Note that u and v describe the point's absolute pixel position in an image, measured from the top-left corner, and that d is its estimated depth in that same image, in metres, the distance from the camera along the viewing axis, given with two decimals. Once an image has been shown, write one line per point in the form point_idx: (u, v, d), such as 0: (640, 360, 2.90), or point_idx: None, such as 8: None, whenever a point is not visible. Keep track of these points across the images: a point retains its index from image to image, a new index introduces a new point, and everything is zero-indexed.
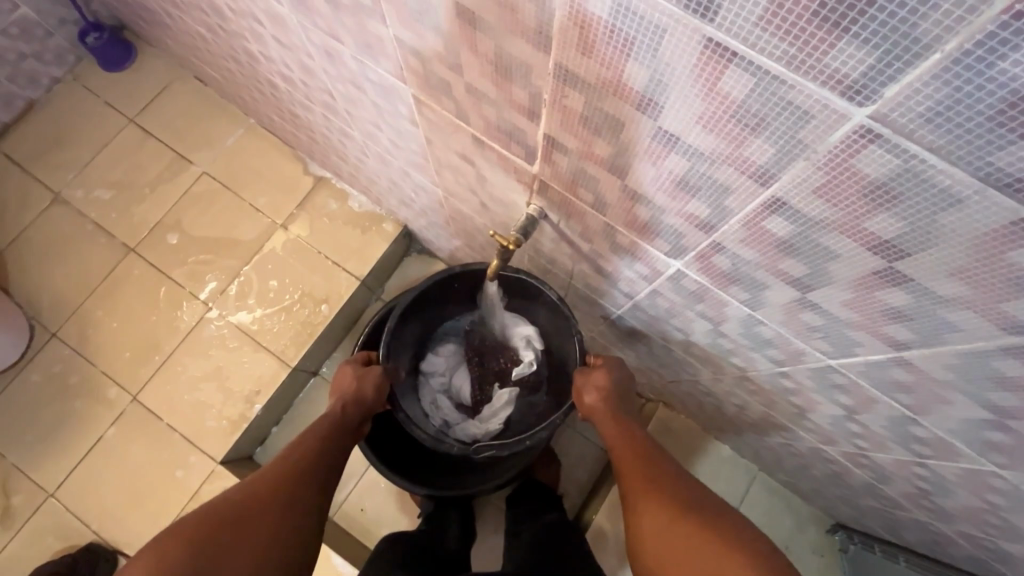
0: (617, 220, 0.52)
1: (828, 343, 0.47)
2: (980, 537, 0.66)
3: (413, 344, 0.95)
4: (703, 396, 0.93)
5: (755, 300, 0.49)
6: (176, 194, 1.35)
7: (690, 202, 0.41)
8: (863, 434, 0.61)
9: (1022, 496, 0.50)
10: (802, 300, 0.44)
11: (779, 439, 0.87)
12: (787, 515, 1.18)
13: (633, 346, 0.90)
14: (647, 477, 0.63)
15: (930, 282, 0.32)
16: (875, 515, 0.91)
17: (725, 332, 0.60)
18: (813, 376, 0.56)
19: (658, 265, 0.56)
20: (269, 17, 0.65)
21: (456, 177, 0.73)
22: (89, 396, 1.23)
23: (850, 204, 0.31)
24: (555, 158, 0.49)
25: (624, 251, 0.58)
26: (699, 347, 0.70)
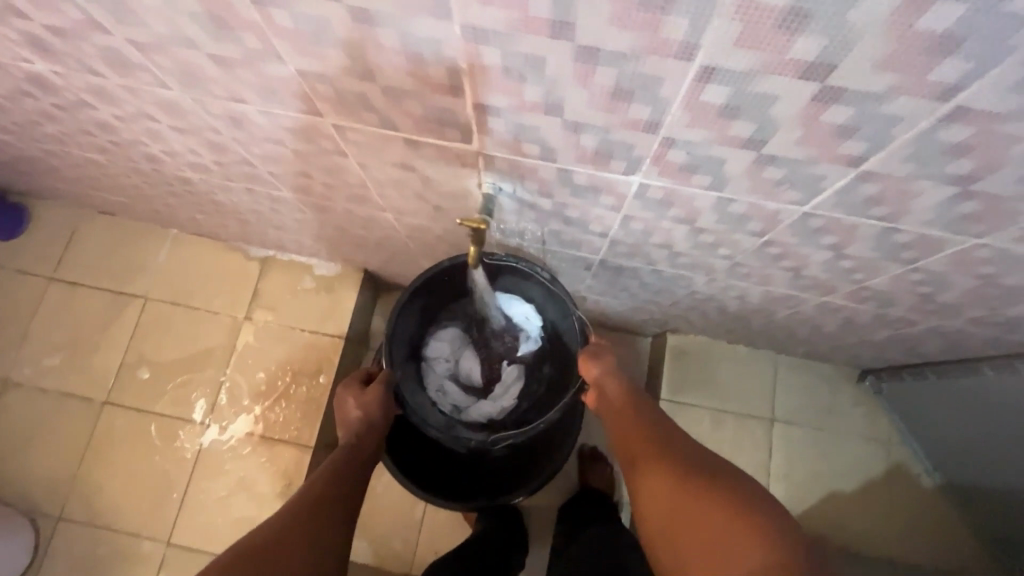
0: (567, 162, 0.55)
1: (796, 190, 0.51)
2: (981, 316, 0.72)
3: (411, 335, 0.94)
4: (704, 303, 0.96)
5: (718, 179, 0.51)
6: (129, 330, 1.30)
7: (630, 107, 0.43)
8: (856, 265, 0.65)
9: (1007, 255, 0.54)
10: (760, 158, 0.46)
11: (784, 312, 0.92)
12: (819, 383, 1.23)
13: (625, 283, 0.93)
14: (643, 450, 0.67)
15: (862, 84, 0.35)
16: (893, 344, 0.96)
17: (703, 226, 0.63)
18: (794, 231, 0.59)
19: (620, 188, 0.58)
20: (160, 106, 0.64)
21: (401, 190, 0.73)
22: (122, 560, 1.17)
23: (770, 41, 0.33)
24: (491, 125, 0.51)
25: (586, 189, 0.60)
26: (685, 253, 0.73)
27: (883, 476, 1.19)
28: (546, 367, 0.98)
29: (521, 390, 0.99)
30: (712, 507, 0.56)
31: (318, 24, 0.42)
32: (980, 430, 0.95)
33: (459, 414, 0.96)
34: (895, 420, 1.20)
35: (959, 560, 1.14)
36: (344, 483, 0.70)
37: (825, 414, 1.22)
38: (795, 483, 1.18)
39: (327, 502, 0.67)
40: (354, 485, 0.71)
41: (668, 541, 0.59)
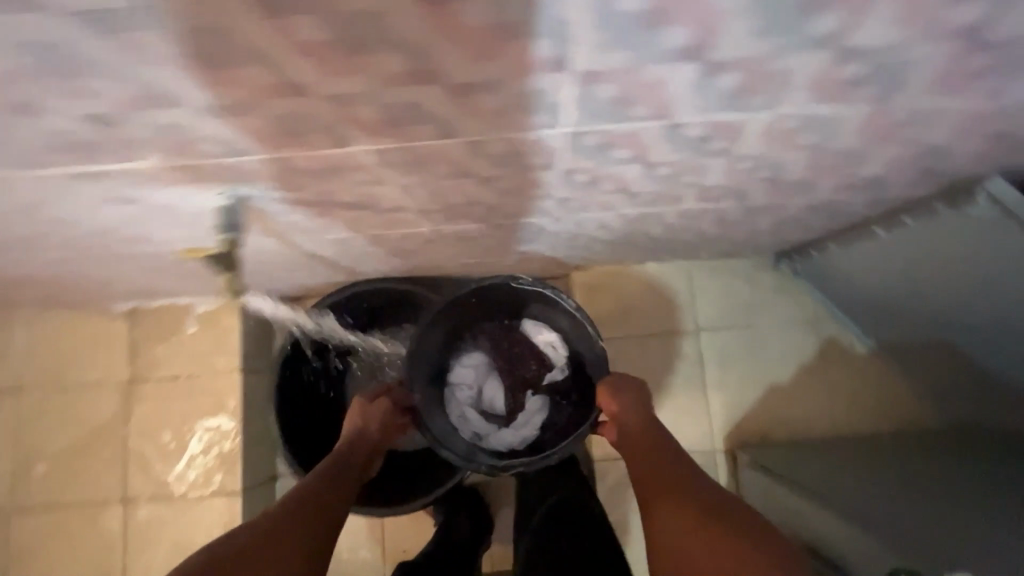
0: (504, 118, 0.60)
1: (743, 53, 0.49)
2: (853, 191, 0.88)
3: (442, 358, 1.16)
4: (644, 226, 1.03)
5: (661, 56, 0.49)
6: (104, 398, 1.45)
7: None
8: (777, 151, 0.70)
9: (914, 103, 0.59)
10: (704, 11, 0.44)
11: (698, 225, 1.05)
12: (742, 280, 1.40)
13: (571, 219, 0.95)
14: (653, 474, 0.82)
15: None
16: (798, 226, 1.11)
17: (644, 137, 0.65)
18: (727, 121, 0.62)
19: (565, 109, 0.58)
20: (41, 127, 0.56)
21: (341, 170, 0.71)
22: None
23: None
24: (423, 61, 0.49)
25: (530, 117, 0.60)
26: (630, 170, 0.76)
27: (818, 349, 1.38)
28: (569, 398, 1.18)
29: (542, 420, 1.18)
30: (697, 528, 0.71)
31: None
32: (883, 288, 1.12)
33: (480, 439, 1.15)
34: (816, 297, 1.39)
35: (899, 407, 1.34)
36: (325, 489, 0.79)
37: (751, 305, 1.39)
38: (730, 368, 1.38)
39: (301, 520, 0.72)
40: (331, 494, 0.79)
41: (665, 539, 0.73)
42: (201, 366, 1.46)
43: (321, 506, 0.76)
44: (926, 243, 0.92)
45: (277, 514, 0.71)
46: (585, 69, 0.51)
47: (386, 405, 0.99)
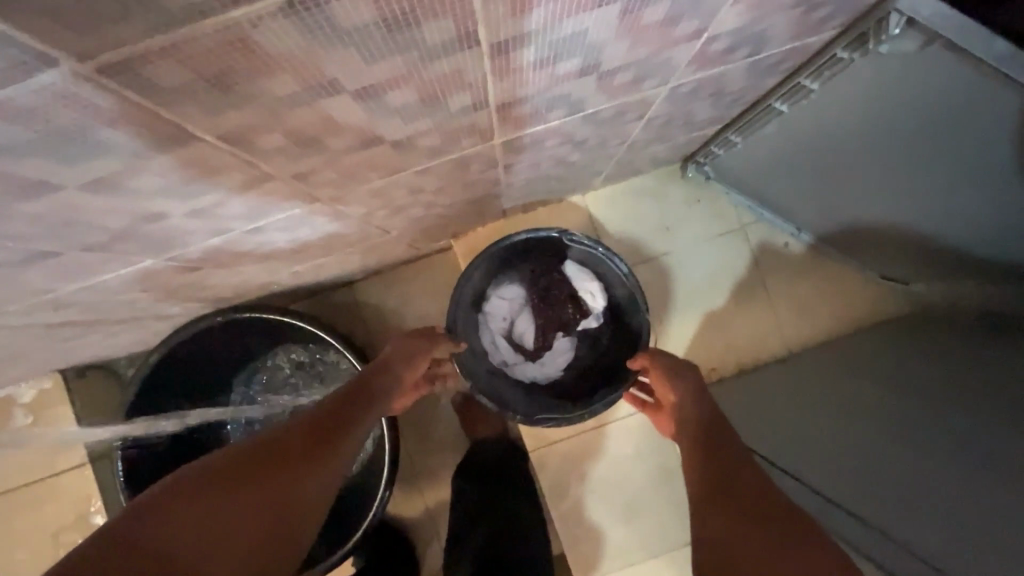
0: (32, 147, 0.32)
1: None
2: (720, 74, 0.64)
3: (477, 286, 1.02)
4: (478, 181, 0.76)
5: None
6: None
7: None
8: (578, 51, 0.44)
9: None
10: None
11: (549, 163, 0.81)
12: (649, 202, 1.17)
13: (368, 202, 0.68)
14: (703, 439, 0.69)
15: None
16: (682, 126, 0.86)
17: (332, 96, 0.38)
18: (442, 36, 0.35)
19: (112, 98, 0.30)
20: None
21: None
22: None
23: None
24: None
25: (72, 130, 0.32)
26: (379, 139, 0.49)
27: (751, 260, 1.18)
28: (599, 347, 1.06)
29: (572, 363, 1.06)
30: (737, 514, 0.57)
31: None
32: (804, 175, 0.91)
33: (506, 372, 1.05)
34: (735, 201, 1.16)
35: (852, 299, 1.16)
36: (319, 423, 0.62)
37: (667, 229, 1.17)
38: (656, 309, 1.17)
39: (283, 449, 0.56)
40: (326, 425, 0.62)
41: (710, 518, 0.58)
42: (33, 475, 1.19)
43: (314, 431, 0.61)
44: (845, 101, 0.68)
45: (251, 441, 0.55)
46: (80, 48, 0.26)
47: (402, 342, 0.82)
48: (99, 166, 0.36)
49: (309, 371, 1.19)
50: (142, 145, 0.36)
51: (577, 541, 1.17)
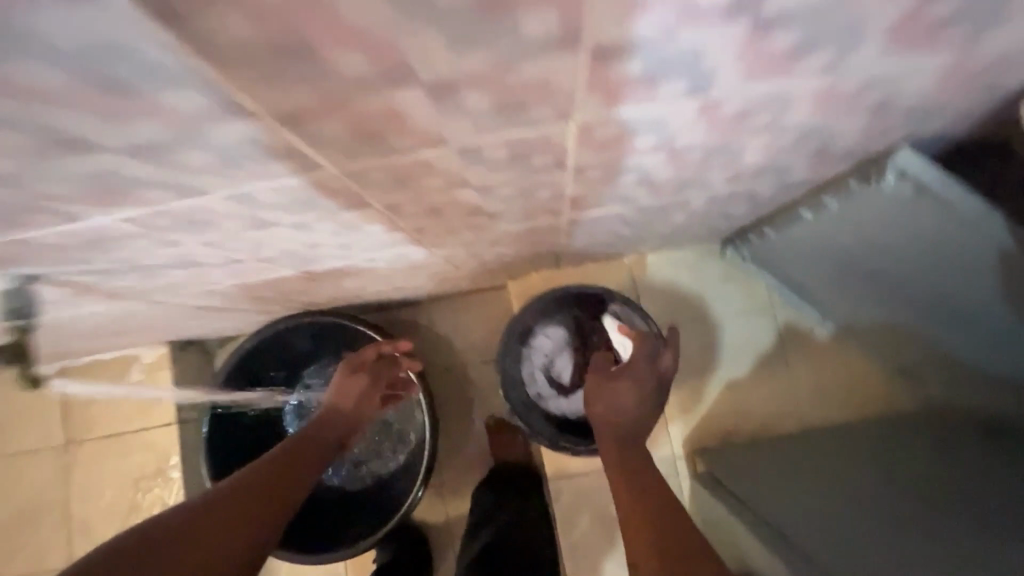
0: (287, 204, 0.51)
1: (507, 118, 0.41)
2: (749, 187, 0.80)
3: (528, 323, 1.19)
4: (541, 242, 0.93)
5: (417, 135, 0.41)
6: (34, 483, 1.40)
7: (181, 99, 0.30)
8: (640, 171, 0.61)
9: (764, 117, 0.51)
10: (426, 95, 0.35)
11: (600, 234, 0.97)
12: (686, 273, 1.30)
13: (454, 247, 0.86)
14: (631, 455, 0.78)
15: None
16: (720, 216, 1.01)
17: (469, 187, 0.56)
18: (554, 162, 0.53)
19: (345, 184, 0.49)
20: None
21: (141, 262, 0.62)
22: None
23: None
24: (117, 183, 0.39)
25: (315, 195, 0.51)
26: (481, 211, 0.67)
27: (776, 338, 1.28)
28: None
29: None
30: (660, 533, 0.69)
31: None
32: (824, 271, 1.03)
33: (540, 401, 1.20)
34: (766, 282, 1.28)
35: (865, 388, 1.25)
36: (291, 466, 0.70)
37: (699, 300, 1.30)
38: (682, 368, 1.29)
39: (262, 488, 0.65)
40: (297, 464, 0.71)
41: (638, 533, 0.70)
42: (129, 428, 1.41)
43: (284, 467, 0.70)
44: (854, 219, 0.81)
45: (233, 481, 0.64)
46: (351, 164, 0.45)
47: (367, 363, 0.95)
48: (302, 216, 0.55)
49: None
50: (331, 208, 0.54)
51: (581, 568, 1.28)
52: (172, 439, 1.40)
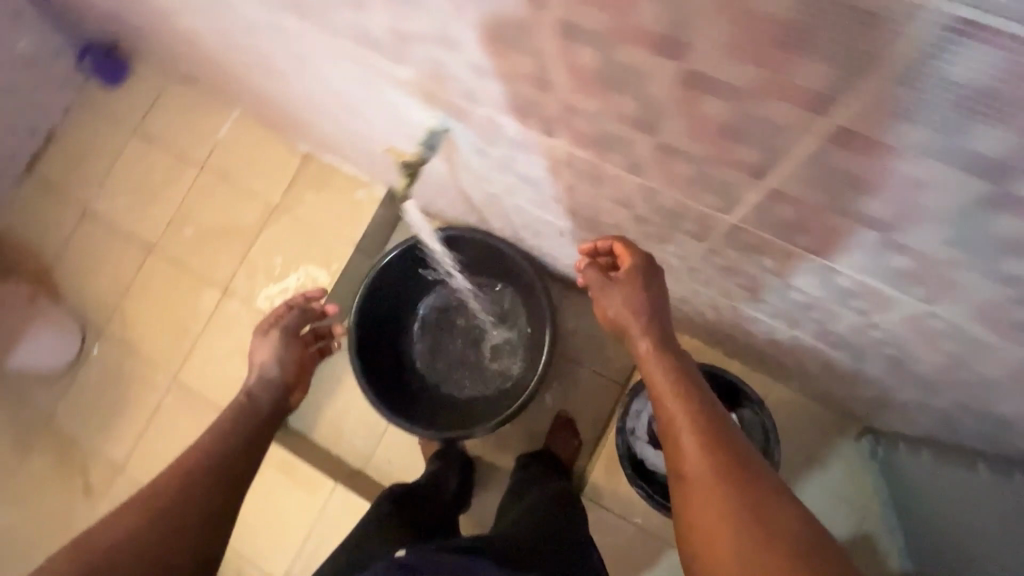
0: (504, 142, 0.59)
1: (715, 196, 0.48)
2: (918, 391, 0.71)
3: None
4: (683, 305, 0.92)
5: (633, 165, 0.49)
6: (183, 190, 1.47)
7: (514, 57, 0.42)
8: (807, 301, 0.61)
9: (963, 331, 0.50)
10: (663, 147, 0.44)
11: (757, 334, 0.84)
12: (813, 428, 1.11)
13: None
14: (699, 412, 0.58)
15: (726, 124, 0.38)
16: (882, 406, 0.88)
17: (643, 216, 0.60)
18: (729, 243, 0.56)
19: (552, 152, 0.55)
20: None
21: (379, 110, 0.74)
22: (141, 380, 1.39)
23: (616, 82, 0.39)
24: (417, 56, 0.50)
25: (525, 148, 0.58)
26: (640, 243, 0.70)
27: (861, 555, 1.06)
28: None
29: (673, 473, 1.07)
30: (738, 498, 0.51)
31: None
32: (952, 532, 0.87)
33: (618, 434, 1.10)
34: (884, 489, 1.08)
35: None
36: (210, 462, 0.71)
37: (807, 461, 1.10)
38: None
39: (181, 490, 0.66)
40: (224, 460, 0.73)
41: (700, 497, 0.53)
42: (280, 198, 1.43)
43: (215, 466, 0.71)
44: None
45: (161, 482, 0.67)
46: (567, 148, 0.53)
47: (239, 398, 0.85)
48: (505, 154, 0.62)
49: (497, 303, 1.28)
50: (523, 158, 0.61)
51: None
52: (311, 232, 1.40)
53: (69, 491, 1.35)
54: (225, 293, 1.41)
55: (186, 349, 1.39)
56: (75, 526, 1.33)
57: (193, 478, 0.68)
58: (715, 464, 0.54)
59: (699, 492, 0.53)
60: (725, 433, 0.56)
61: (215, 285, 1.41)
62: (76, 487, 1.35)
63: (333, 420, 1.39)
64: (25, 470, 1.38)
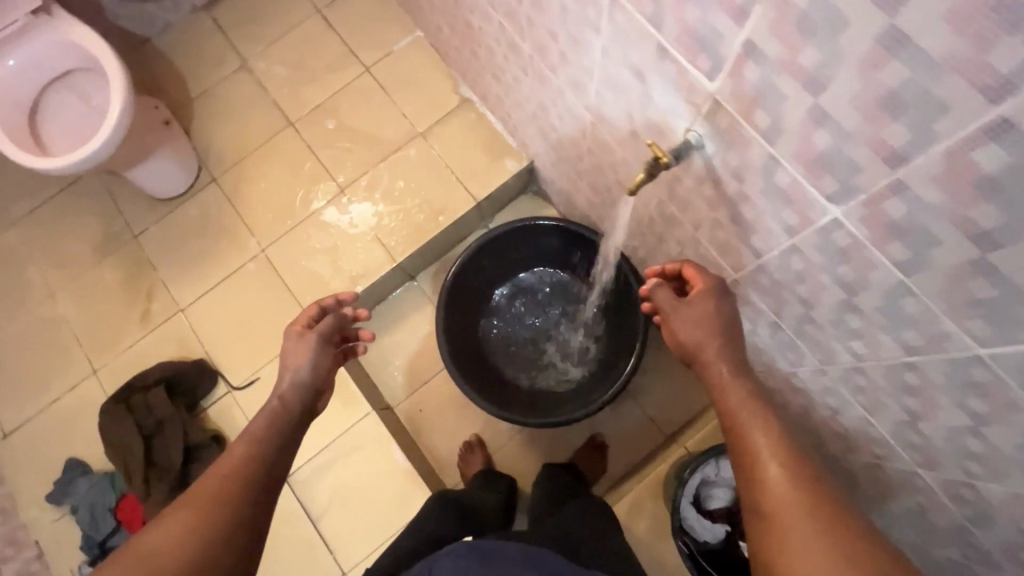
0: (755, 179, 0.59)
1: (988, 324, 0.45)
2: None
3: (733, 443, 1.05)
4: (792, 397, 0.89)
5: (914, 261, 0.47)
6: (340, 83, 1.49)
7: (889, 124, 0.40)
8: (982, 455, 0.57)
9: None
10: (976, 262, 0.42)
11: (865, 457, 0.82)
12: None
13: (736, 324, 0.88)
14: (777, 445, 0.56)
15: (1012, 272, 0.40)
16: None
17: (858, 305, 0.58)
18: (946, 370, 0.53)
19: (812, 212, 0.54)
20: None
21: (617, 97, 0.74)
22: (231, 238, 1.41)
23: (959, 193, 0.39)
24: (743, 72, 0.49)
25: (777, 194, 0.57)
26: (816, 324, 0.68)
27: None
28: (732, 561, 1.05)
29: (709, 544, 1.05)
30: (833, 531, 0.49)
31: None
32: None
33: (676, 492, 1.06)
34: None
35: None
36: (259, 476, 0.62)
37: None
38: None
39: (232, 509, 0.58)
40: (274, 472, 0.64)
41: (790, 530, 0.51)
42: (426, 127, 1.44)
43: (267, 481, 0.63)
44: None
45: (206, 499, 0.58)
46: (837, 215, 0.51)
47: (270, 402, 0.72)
48: (744, 189, 0.61)
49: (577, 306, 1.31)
50: (764, 201, 0.60)
51: None
52: (442, 171, 1.41)
53: (128, 310, 1.38)
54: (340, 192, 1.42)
55: (284, 228, 1.40)
56: (122, 345, 1.36)
57: (249, 492, 0.61)
58: (802, 497, 0.52)
59: (788, 525, 0.51)
60: (803, 463, 0.55)
61: (334, 180, 1.43)
62: (135, 308, 1.38)
63: (389, 346, 1.43)
64: (96, 275, 1.41)
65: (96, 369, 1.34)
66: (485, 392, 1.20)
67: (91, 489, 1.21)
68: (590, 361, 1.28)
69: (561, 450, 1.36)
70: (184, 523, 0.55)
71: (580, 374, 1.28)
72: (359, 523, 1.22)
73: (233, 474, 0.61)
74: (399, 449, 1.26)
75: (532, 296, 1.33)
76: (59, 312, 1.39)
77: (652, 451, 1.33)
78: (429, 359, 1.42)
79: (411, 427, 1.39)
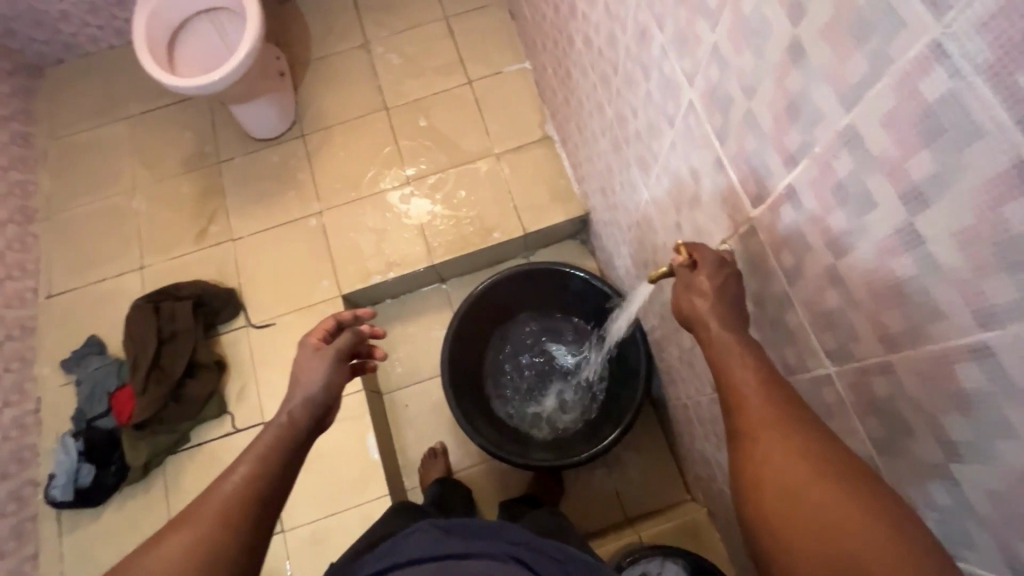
0: (767, 310, 0.60)
1: (938, 530, 0.44)
2: None
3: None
4: None
5: (886, 443, 0.47)
6: (441, 87, 1.59)
7: (891, 309, 0.41)
8: None
9: None
10: (940, 467, 0.42)
11: None
12: None
13: None
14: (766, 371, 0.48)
15: (969, 491, 0.40)
16: None
17: None
18: None
19: (809, 360, 0.55)
20: None
21: (672, 188, 0.77)
22: (300, 192, 1.51)
23: (939, 397, 0.39)
24: (781, 211, 0.51)
25: (783, 331, 0.58)
26: None
27: None
28: None
29: None
30: (819, 452, 0.42)
31: (761, 30, 0.45)
32: None
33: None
34: None
35: None
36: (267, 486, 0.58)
37: None
38: None
39: (235, 537, 0.53)
40: (274, 496, 0.59)
41: (773, 445, 0.44)
42: (502, 150, 1.51)
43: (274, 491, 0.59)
44: None
45: (206, 522, 0.53)
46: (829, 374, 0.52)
47: (279, 417, 0.67)
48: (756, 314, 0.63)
49: (580, 359, 1.34)
50: (772, 332, 0.60)
51: None
52: (502, 194, 1.47)
53: (189, 225, 1.50)
54: (406, 182, 1.50)
55: (346, 198, 1.49)
56: (173, 253, 1.47)
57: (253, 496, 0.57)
58: (787, 421, 0.45)
59: (764, 443, 0.44)
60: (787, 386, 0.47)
61: (404, 170, 1.51)
62: (196, 225, 1.50)
63: (398, 336, 1.48)
64: (175, 184, 1.54)
65: (143, 266, 1.46)
66: (468, 402, 1.24)
67: (98, 369, 1.31)
68: (580, 416, 1.30)
69: (522, 491, 1.36)
70: (194, 530, 0.52)
71: (567, 428, 1.30)
72: (319, 487, 1.27)
73: (239, 487, 0.57)
74: (373, 436, 1.30)
75: (542, 338, 1.36)
76: (134, 206, 1.53)
77: (611, 525, 1.31)
78: (431, 361, 1.47)
79: (392, 417, 1.43)
